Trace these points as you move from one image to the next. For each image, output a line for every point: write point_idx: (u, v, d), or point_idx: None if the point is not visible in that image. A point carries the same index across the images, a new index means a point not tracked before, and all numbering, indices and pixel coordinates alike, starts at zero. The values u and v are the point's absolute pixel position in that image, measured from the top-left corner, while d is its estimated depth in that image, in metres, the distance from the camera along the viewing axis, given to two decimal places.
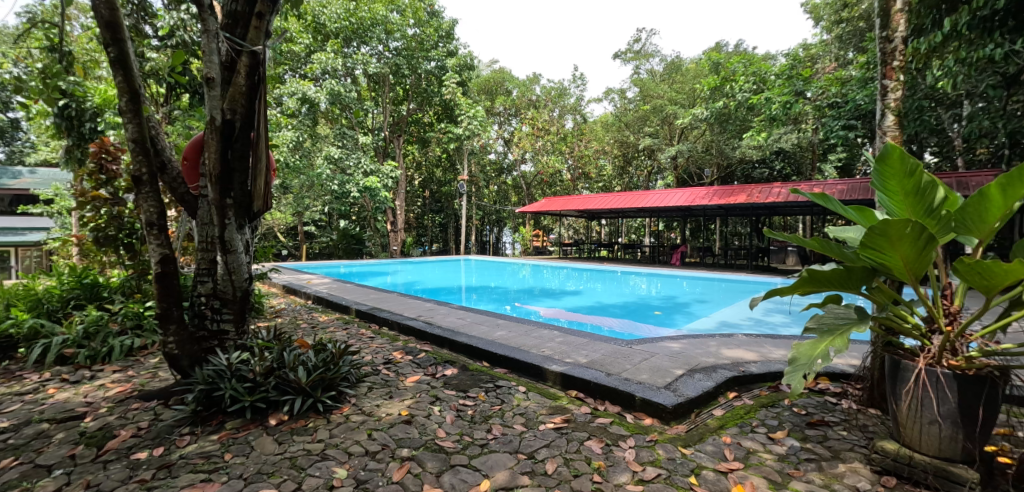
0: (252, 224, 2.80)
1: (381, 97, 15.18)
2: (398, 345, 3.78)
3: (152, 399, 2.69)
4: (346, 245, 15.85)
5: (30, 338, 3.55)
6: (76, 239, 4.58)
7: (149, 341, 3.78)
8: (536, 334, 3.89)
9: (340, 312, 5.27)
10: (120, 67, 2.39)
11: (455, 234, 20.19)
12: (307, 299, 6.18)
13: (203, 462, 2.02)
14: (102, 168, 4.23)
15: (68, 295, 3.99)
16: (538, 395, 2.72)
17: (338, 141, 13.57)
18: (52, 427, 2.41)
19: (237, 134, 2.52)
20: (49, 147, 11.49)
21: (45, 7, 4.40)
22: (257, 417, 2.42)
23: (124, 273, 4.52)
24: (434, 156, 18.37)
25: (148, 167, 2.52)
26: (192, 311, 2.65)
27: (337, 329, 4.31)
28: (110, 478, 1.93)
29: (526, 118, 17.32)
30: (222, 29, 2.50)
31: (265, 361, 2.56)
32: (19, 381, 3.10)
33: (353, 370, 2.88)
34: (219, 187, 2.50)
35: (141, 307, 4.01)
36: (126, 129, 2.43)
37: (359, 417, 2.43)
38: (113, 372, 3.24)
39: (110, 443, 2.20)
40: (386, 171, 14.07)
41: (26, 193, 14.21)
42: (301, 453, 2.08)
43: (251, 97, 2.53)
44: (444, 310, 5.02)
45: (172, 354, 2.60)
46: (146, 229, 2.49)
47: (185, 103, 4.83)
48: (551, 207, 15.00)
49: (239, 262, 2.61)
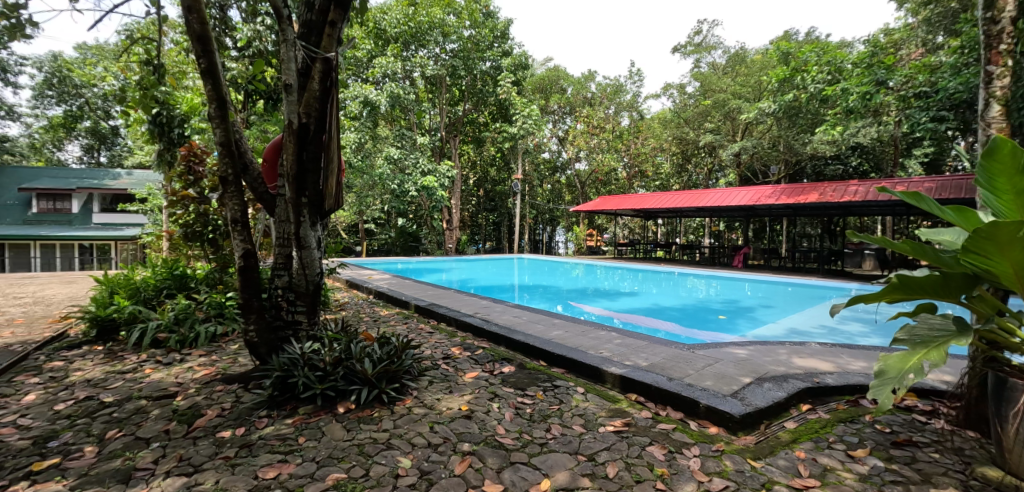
0: (323, 222, 2.94)
1: (437, 98, 15.60)
2: (456, 341, 3.85)
3: (233, 382, 2.90)
4: (403, 243, 17.27)
5: (129, 321, 3.96)
6: (168, 234, 5.08)
7: (230, 329, 4.09)
8: (593, 335, 3.84)
9: (400, 307, 5.46)
10: (209, 77, 2.60)
11: (509, 233, 20.39)
12: (368, 293, 6.48)
13: (279, 443, 2.16)
14: (190, 170, 4.79)
15: (161, 284, 4.42)
16: (597, 397, 2.68)
17: (398, 141, 14.15)
18: (149, 404, 2.67)
19: (310, 136, 2.65)
20: (145, 151, 12.77)
21: (142, 25, 4.89)
22: (325, 405, 2.54)
23: (207, 267, 4.94)
24: (488, 156, 18.61)
25: (233, 168, 2.71)
26: (271, 302, 2.83)
27: (398, 323, 4.49)
28: (199, 453, 2.11)
29: (581, 116, 17.17)
30: (298, 38, 2.65)
31: (334, 351, 2.71)
32: (121, 361, 3.46)
33: (415, 364, 2.98)
34: (295, 187, 2.64)
35: (223, 297, 4.34)
36: (214, 133, 2.63)
37: (421, 409, 2.50)
38: (199, 356, 3.55)
39: (198, 421, 2.41)
40: (442, 170, 14.43)
41: (124, 193, 15.99)
42: (368, 441, 2.17)
43: (324, 101, 2.65)
44: (499, 307, 5.08)
45: (252, 341, 2.77)
46: (230, 226, 2.68)
47: (260, 108, 5.19)
48: (605, 206, 14.71)
49: (312, 258, 2.76)
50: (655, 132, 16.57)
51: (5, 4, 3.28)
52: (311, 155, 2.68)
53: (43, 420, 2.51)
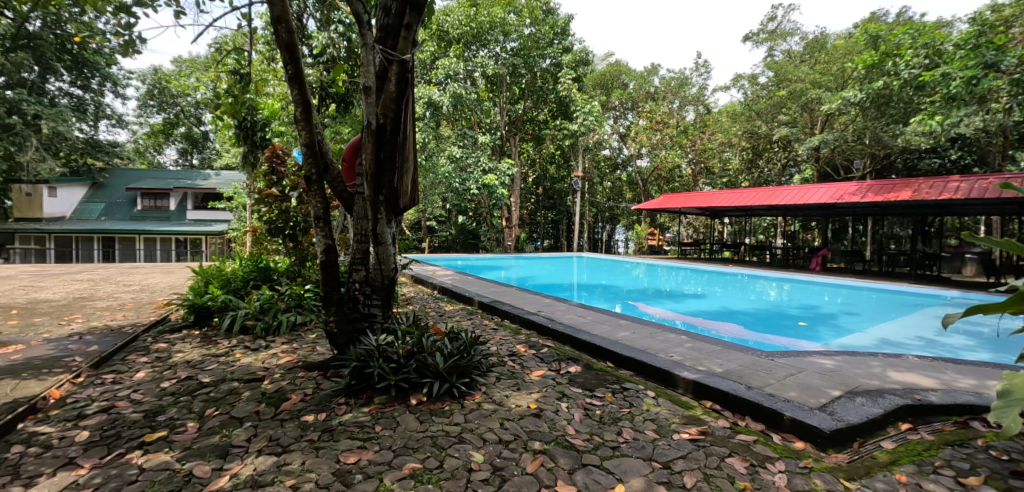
0: (398, 219, 3.06)
1: (498, 97, 15.83)
2: (521, 339, 3.88)
3: (314, 369, 3.09)
4: (463, 240, 17.73)
5: (222, 309, 4.34)
6: (253, 229, 5.51)
7: (308, 319, 4.37)
8: (661, 337, 3.72)
9: (464, 303, 5.58)
10: (295, 82, 2.78)
11: (567, 231, 20.27)
12: (433, 289, 6.68)
13: (358, 430, 2.27)
14: (274, 170, 5.19)
15: (248, 276, 4.80)
16: (669, 402, 2.58)
17: (460, 141, 14.64)
18: (241, 386, 2.90)
19: (387, 136, 2.75)
20: (232, 153, 13.93)
21: (230, 38, 5.32)
22: (399, 396, 2.65)
23: (287, 260, 5.30)
24: (547, 153, 18.65)
25: (316, 168, 2.88)
26: (349, 295, 2.99)
27: (463, 319, 4.59)
28: (287, 435, 2.26)
29: (643, 111, 16.71)
30: (376, 43, 2.77)
31: (407, 344, 2.81)
32: (215, 345, 3.80)
33: (483, 360, 3.03)
34: (374, 185, 2.77)
35: (302, 289, 4.65)
36: (299, 135, 2.81)
37: (490, 405, 2.53)
38: (282, 343, 3.82)
39: (284, 404, 2.58)
40: (503, 168, 14.72)
41: (212, 192, 17.62)
42: (441, 433, 2.23)
43: (400, 102, 2.74)
44: (563, 306, 5.04)
45: (332, 331, 2.93)
46: (314, 222, 2.85)
47: (333, 111, 5.47)
48: (668, 204, 14.22)
49: (388, 253, 2.88)
50: (723, 126, 15.79)
51: (119, 23, 3.69)
52: (388, 153, 2.80)
53: (152, 396, 2.80)
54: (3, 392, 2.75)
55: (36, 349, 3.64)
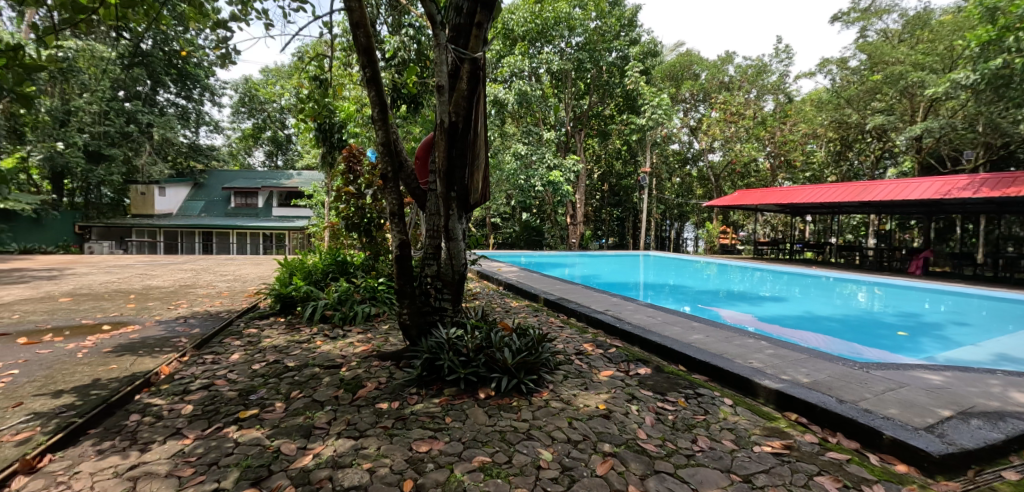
0: (467, 215, 3.14)
1: (563, 93, 15.75)
2: (587, 338, 3.83)
3: (387, 359, 3.24)
4: (527, 238, 17.91)
5: (304, 298, 4.67)
6: (331, 225, 5.88)
7: (381, 310, 4.60)
8: (738, 342, 3.51)
9: (529, 299, 5.62)
10: (372, 83, 2.91)
11: (633, 229, 19.81)
12: (498, 284, 6.80)
13: (429, 421, 2.36)
14: (351, 169, 5.45)
15: (327, 268, 5.13)
16: (747, 412, 2.43)
17: (525, 138, 14.80)
18: (321, 372, 3.11)
19: (459, 133, 2.84)
20: (313, 154, 14.97)
21: (311, 46, 5.70)
22: (468, 389, 2.72)
23: (362, 254, 5.61)
24: (613, 149, 18.32)
25: (391, 166, 3.01)
26: (421, 289, 3.10)
27: (528, 315, 4.61)
28: (364, 420, 2.39)
29: (716, 103, 15.89)
30: (449, 42, 2.87)
31: (476, 338, 2.87)
32: (299, 332, 4.11)
33: (550, 358, 3.04)
34: (445, 182, 2.85)
35: (376, 282, 4.89)
36: (377, 135, 2.95)
37: (558, 404, 2.54)
38: (357, 333, 4.05)
39: (361, 391, 2.74)
40: (568, 165, 14.62)
41: (296, 191, 19.01)
42: (509, 429, 2.26)
43: (472, 99, 2.83)
44: (630, 305, 4.92)
45: (405, 324, 3.06)
46: (389, 218, 2.97)
47: (405, 112, 5.69)
48: (742, 200, 13.41)
49: (459, 249, 2.95)
50: (806, 116, 14.64)
51: (217, 38, 4.06)
52: (459, 151, 2.88)
53: (246, 376, 3.08)
54: (124, 366, 3.14)
55: (151, 329, 4.13)
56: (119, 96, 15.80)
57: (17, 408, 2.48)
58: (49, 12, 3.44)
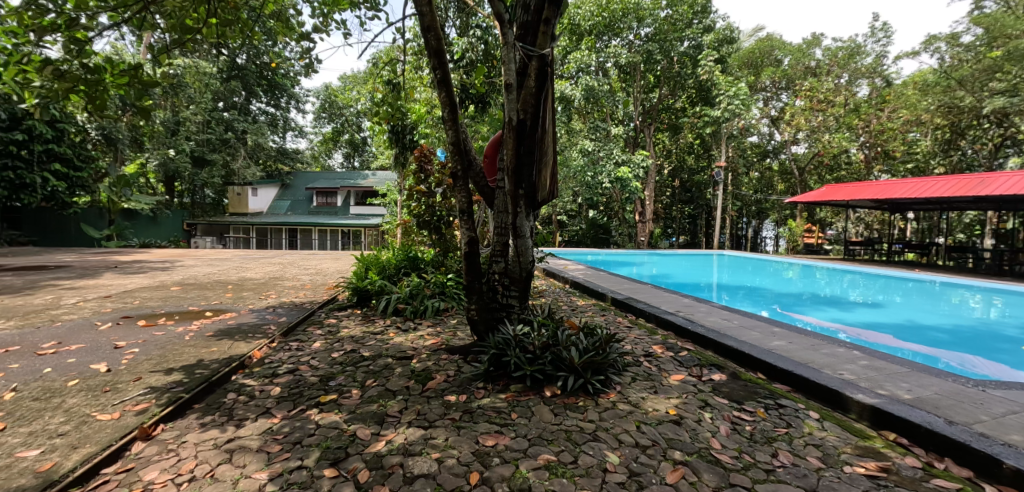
0: (535, 213, 3.16)
1: (631, 86, 15.31)
2: (656, 340, 3.70)
3: (455, 353, 3.33)
4: (594, 235, 17.72)
5: (378, 292, 4.93)
6: (404, 222, 6.16)
7: (450, 305, 4.74)
8: (827, 350, 3.22)
9: (596, 298, 5.53)
10: (442, 84, 2.99)
11: (706, 226, 18.91)
12: (565, 282, 6.76)
13: (496, 415, 2.40)
14: (422, 168, 5.67)
15: (400, 264, 5.37)
16: (837, 428, 2.23)
17: (592, 134, 14.57)
18: (393, 362, 3.26)
19: (527, 131, 2.86)
20: (387, 155, 15.73)
21: (386, 52, 5.99)
22: (534, 386, 2.73)
23: (432, 251, 5.82)
24: (685, 143, 17.56)
25: (461, 165, 3.10)
26: (489, 285, 3.16)
27: (595, 315, 4.54)
28: (433, 411, 2.48)
29: (801, 90, 14.67)
30: (517, 40, 2.91)
31: (543, 336, 2.88)
32: (373, 323, 4.34)
33: (619, 359, 2.97)
34: (514, 180, 2.89)
35: (445, 278, 5.05)
36: (447, 135, 3.03)
37: (625, 406, 2.49)
38: (427, 326, 4.21)
39: (430, 383, 2.84)
40: (637, 160, 14.23)
41: (371, 190, 20.06)
42: (575, 429, 2.25)
43: (539, 96, 2.84)
44: (704, 307, 4.68)
45: (473, 319, 3.13)
46: (458, 215, 3.06)
47: (474, 112, 5.83)
48: (830, 196, 12.29)
49: (526, 246, 2.97)
50: (909, 100, 13.11)
51: (302, 49, 4.37)
52: (526, 148, 2.90)
53: (326, 363, 3.30)
54: (223, 349, 3.50)
55: (246, 317, 4.56)
56: (219, 106, 17.55)
57: (137, 382, 2.83)
58: (163, 34, 3.88)
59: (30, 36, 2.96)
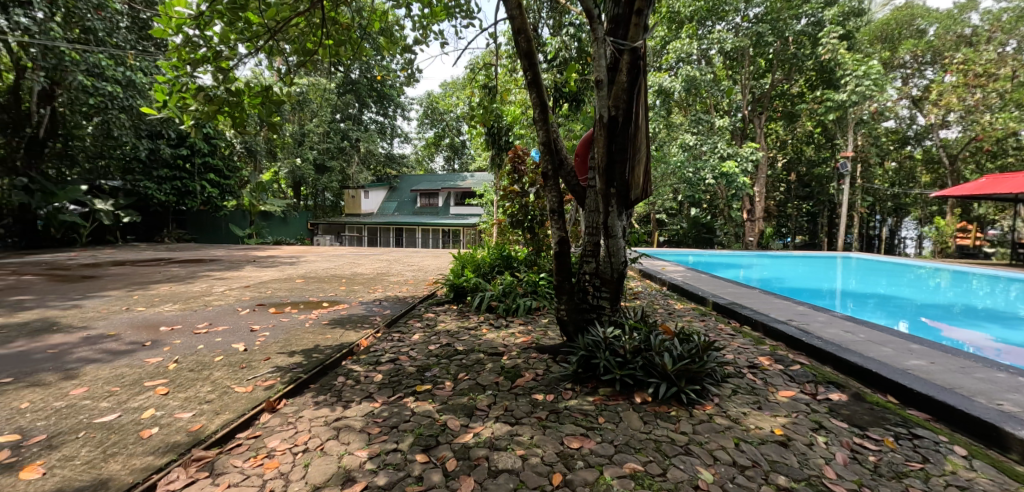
0: (628, 212, 3.06)
1: (739, 73, 14.24)
2: (763, 350, 3.36)
3: (545, 352, 3.34)
4: (696, 235, 16.60)
5: (473, 289, 5.12)
6: (499, 221, 6.33)
7: (542, 305, 4.77)
8: (984, 374, 2.68)
9: (696, 303, 5.18)
10: (533, 85, 3.01)
11: (828, 225, 16.84)
12: (662, 285, 6.44)
13: (582, 418, 2.36)
14: (517, 169, 5.79)
15: (494, 262, 5.54)
16: (992, 469, 1.85)
17: (693, 127, 13.63)
18: (485, 357, 3.36)
19: (619, 127, 2.79)
20: (483, 156, 16.33)
21: (482, 57, 6.23)
22: (624, 391, 2.64)
23: (525, 250, 5.91)
24: (803, 132, 15.80)
25: (552, 165, 3.10)
26: (579, 285, 3.12)
27: (694, 320, 4.25)
28: (519, 408, 2.51)
29: (952, 63, 12.35)
30: (607, 35, 2.85)
31: (634, 340, 2.77)
32: (468, 319, 4.53)
33: (717, 369, 2.76)
34: (605, 178, 2.82)
35: (537, 277, 5.09)
36: (537, 135, 3.05)
37: (723, 420, 2.30)
38: (519, 324, 4.28)
39: (519, 380, 2.87)
40: (745, 153, 13.12)
41: (468, 191, 20.93)
42: (665, 440, 2.14)
43: (631, 91, 2.76)
44: (822, 316, 4.15)
45: (562, 319, 3.12)
46: (550, 215, 3.07)
47: (567, 110, 5.81)
48: (994, 188, 10.22)
49: (618, 246, 2.89)
50: None
51: (405, 61, 4.70)
52: (619, 146, 2.82)
53: (423, 354, 3.51)
54: (336, 337, 3.89)
55: (357, 308, 5.01)
56: (337, 118, 19.56)
57: (267, 362, 3.26)
58: (292, 58, 4.42)
59: (186, 68, 3.48)
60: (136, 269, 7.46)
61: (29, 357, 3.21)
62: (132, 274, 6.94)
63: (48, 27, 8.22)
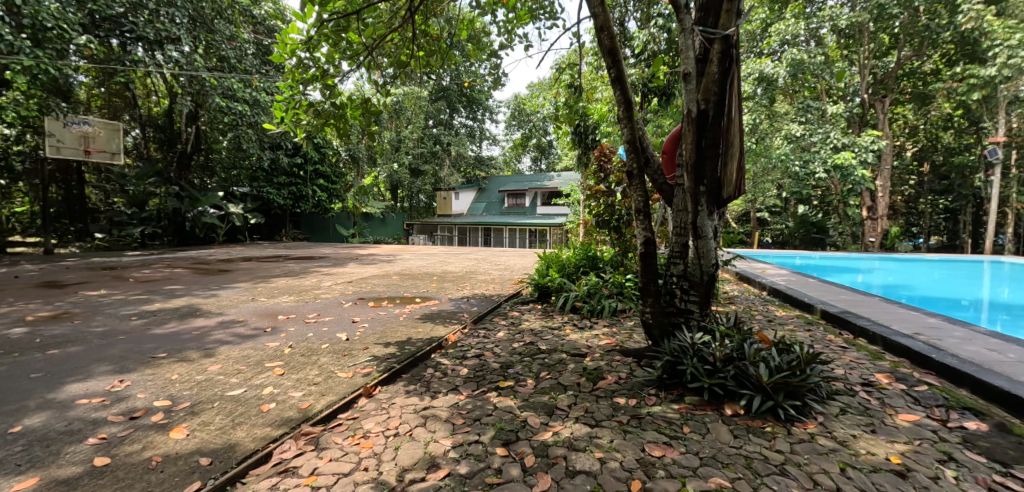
0: (720, 211, 2.88)
1: (856, 53, 12.66)
2: (883, 367, 2.96)
3: (629, 355, 3.26)
4: (804, 235, 15.05)
5: (558, 290, 5.14)
6: (585, 222, 6.28)
7: (628, 307, 4.65)
8: None
9: (801, 310, 4.71)
10: (617, 82, 2.95)
11: (975, 223, 14.31)
12: (761, 289, 5.95)
13: (665, 425, 2.27)
14: (602, 168, 5.70)
15: (579, 262, 5.49)
16: None
17: (801, 115, 12.30)
18: (567, 358, 3.36)
19: (709, 122, 2.64)
20: (568, 156, 16.27)
21: (566, 57, 6.22)
22: (713, 401, 2.49)
23: (611, 251, 5.80)
24: (941, 115, 13.61)
25: (637, 162, 3.01)
26: (666, 288, 3.00)
27: (798, 329, 3.87)
28: (600, 410, 2.48)
29: None
30: (696, 24, 2.72)
31: (725, 347, 2.60)
32: (551, 319, 4.56)
33: (823, 384, 2.49)
34: (693, 175, 2.69)
35: (624, 278, 4.97)
36: (622, 133, 2.99)
37: (827, 442, 2.08)
38: (603, 326, 4.21)
39: (601, 383, 2.83)
40: (864, 142, 11.64)
41: (554, 191, 20.96)
42: (757, 457, 1.99)
43: (723, 82, 2.60)
44: (963, 331, 3.55)
45: (647, 323, 3.02)
46: (635, 215, 2.99)
47: (656, 105, 5.59)
48: None
49: (708, 248, 2.74)
50: None
51: (491, 67, 4.86)
52: (710, 141, 2.67)
53: (507, 352, 3.60)
54: (426, 331, 4.13)
55: (446, 304, 5.29)
56: (430, 124, 20.70)
57: (365, 351, 3.57)
58: (389, 70, 4.73)
59: (299, 87, 3.89)
60: (261, 264, 8.55)
61: (179, 337, 3.83)
62: (259, 268, 7.96)
63: (193, 59, 9.67)
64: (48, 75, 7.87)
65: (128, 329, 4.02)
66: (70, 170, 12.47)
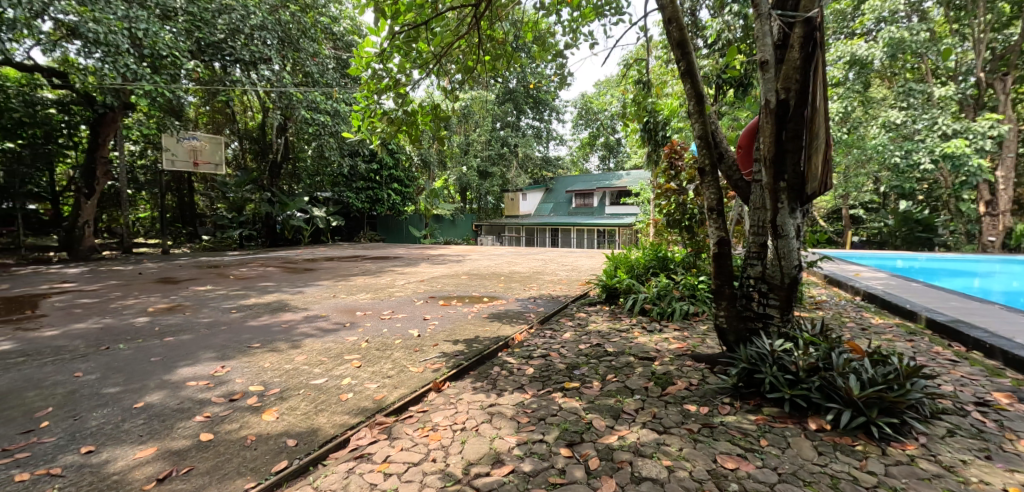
0: (805, 208, 2.66)
1: (970, 26, 11.15)
2: (1005, 385, 2.58)
3: (701, 361, 3.11)
4: (907, 233, 13.04)
5: (626, 291, 5.01)
6: (656, 222, 6.10)
7: (701, 310, 4.43)
8: None
9: (903, 318, 4.21)
10: (687, 75, 2.83)
11: None
12: (854, 293, 5.41)
13: (740, 437, 2.15)
14: (672, 165, 5.49)
15: (649, 263, 5.31)
16: None
17: (902, 99, 11.05)
18: (635, 362, 3.27)
19: (791, 112, 2.46)
20: (637, 154, 15.83)
21: (633, 52, 6.07)
22: (795, 414, 2.31)
23: (683, 251, 5.56)
24: None
25: (709, 158, 2.87)
26: (743, 290, 2.83)
27: (898, 339, 3.47)
28: (668, 417, 2.39)
29: None
30: (774, 8, 2.54)
31: (810, 356, 2.40)
32: (619, 321, 4.46)
33: (927, 401, 2.22)
34: (772, 171, 2.52)
35: (696, 280, 4.74)
36: (693, 128, 2.88)
37: (931, 466, 1.86)
38: (673, 330, 4.04)
39: (670, 388, 2.74)
40: (982, 126, 10.18)
41: (624, 191, 20.29)
42: (846, 477, 1.82)
43: (806, 69, 2.41)
44: None
45: (721, 327, 2.87)
46: (707, 213, 2.86)
47: (732, 97, 5.27)
48: None
49: (789, 248, 2.55)
50: None
51: (555, 67, 4.86)
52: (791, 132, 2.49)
53: (573, 353, 3.57)
54: (493, 330, 4.21)
55: (512, 304, 5.36)
56: (497, 127, 21.07)
57: (435, 347, 3.72)
58: (457, 76, 4.89)
59: (374, 97, 4.14)
60: (341, 263, 9.19)
61: (270, 329, 4.24)
62: (339, 267, 8.56)
63: (282, 76, 10.63)
64: (164, 97, 9.00)
65: (229, 321, 4.52)
66: (183, 180, 14.20)
